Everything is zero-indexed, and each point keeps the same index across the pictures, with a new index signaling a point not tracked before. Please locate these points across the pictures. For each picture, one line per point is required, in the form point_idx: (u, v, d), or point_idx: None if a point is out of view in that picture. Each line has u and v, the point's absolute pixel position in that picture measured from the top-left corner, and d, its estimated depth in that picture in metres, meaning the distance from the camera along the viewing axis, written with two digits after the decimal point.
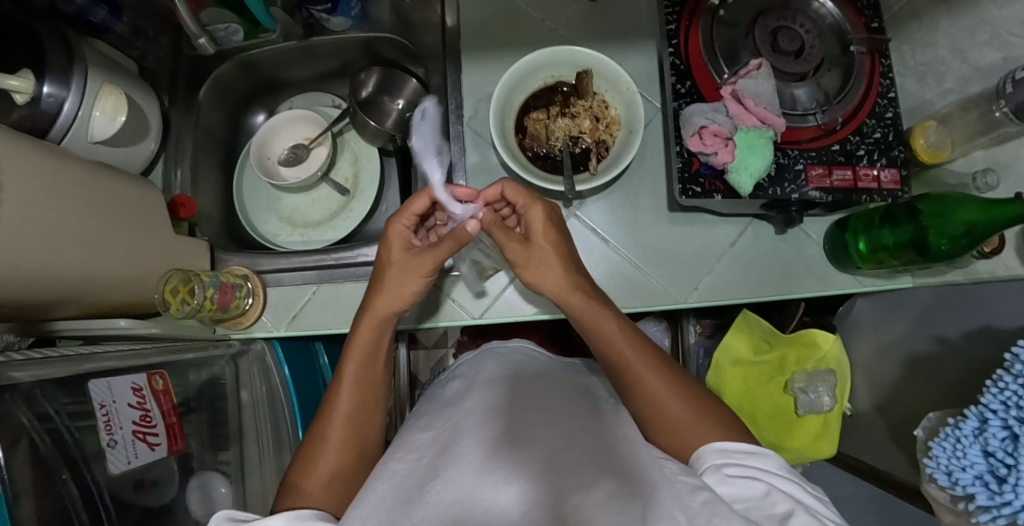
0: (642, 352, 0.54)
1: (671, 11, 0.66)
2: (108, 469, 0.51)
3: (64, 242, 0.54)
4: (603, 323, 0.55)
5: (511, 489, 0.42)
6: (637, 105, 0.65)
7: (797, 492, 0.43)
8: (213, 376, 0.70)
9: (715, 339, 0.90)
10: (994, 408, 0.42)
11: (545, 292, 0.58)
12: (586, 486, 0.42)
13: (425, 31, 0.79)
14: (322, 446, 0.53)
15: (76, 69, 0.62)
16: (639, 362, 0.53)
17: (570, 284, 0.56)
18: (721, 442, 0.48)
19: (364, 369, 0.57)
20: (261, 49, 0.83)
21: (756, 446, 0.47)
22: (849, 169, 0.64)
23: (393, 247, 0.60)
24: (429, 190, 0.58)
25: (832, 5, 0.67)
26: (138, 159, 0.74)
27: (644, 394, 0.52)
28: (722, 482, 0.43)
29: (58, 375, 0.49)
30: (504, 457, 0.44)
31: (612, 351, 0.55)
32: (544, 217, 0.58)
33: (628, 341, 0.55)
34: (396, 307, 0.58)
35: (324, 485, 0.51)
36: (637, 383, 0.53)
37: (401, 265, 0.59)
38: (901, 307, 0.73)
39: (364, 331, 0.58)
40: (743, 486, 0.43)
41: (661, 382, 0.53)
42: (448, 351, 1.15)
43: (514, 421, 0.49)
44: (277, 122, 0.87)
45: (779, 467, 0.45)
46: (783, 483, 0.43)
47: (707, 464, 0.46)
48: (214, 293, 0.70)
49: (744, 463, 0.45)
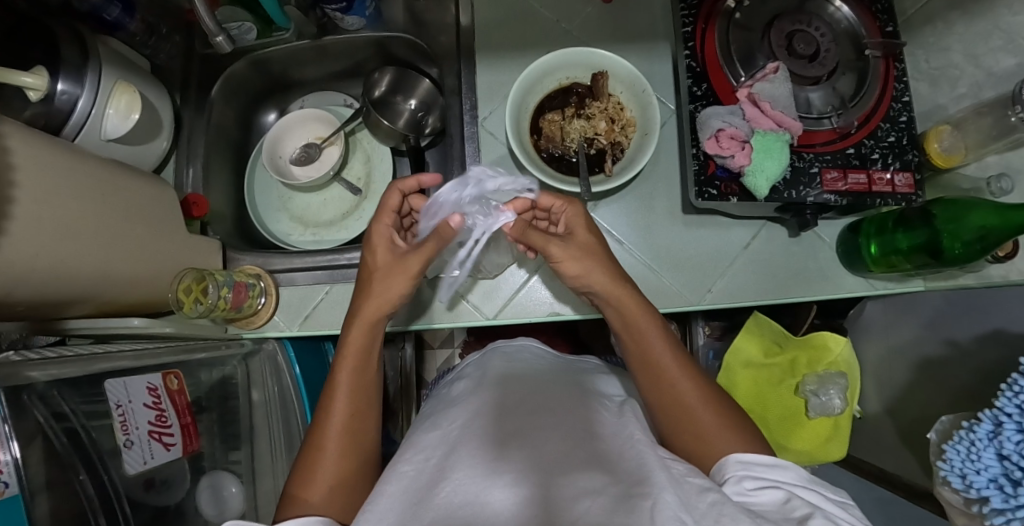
0: (678, 361, 0.54)
1: (688, 14, 0.66)
2: (123, 469, 0.51)
3: (81, 240, 0.54)
4: (642, 322, 0.55)
5: (511, 495, 0.41)
6: (653, 107, 0.65)
7: (818, 502, 0.42)
8: (224, 376, 0.69)
9: (724, 342, 0.91)
10: (1010, 411, 0.42)
11: (587, 285, 0.57)
12: (591, 489, 0.41)
13: (438, 31, 0.78)
14: (322, 449, 0.52)
15: (90, 67, 0.62)
16: (672, 363, 0.53)
17: (609, 282, 0.56)
18: (742, 454, 0.47)
19: (359, 373, 0.55)
20: (274, 48, 0.82)
21: (775, 459, 0.46)
22: (863, 173, 0.64)
23: (374, 251, 0.58)
24: (400, 183, 0.59)
25: (847, 9, 0.68)
26: (150, 157, 0.74)
27: (672, 398, 0.52)
28: (740, 494, 0.43)
29: (73, 374, 0.48)
30: (506, 464, 0.44)
31: (653, 359, 0.54)
32: (582, 216, 0.59)
33: (670, 354, 0.54)
34: (381, 313, 0.56)
35: (325, 492, 0.50)
36: (666, 383, 0.52)
37: (386, 269, 0.57)
38: (913, 310, 0.74)
39: (354, 336, 0.56)
40: (762, 496, 0.42)
41: (691, 386, 0.52)
42: (455, 351, 1.14)
43: (516, 433, 0.48)
44: (289, 121, 0.87)
45: (801, 477, 0.44)
46: (803, 494, 0.42)
47: (729, 475, 0.45)
48: (228, 292, 0.70)
49: (764, 476, 0.44)
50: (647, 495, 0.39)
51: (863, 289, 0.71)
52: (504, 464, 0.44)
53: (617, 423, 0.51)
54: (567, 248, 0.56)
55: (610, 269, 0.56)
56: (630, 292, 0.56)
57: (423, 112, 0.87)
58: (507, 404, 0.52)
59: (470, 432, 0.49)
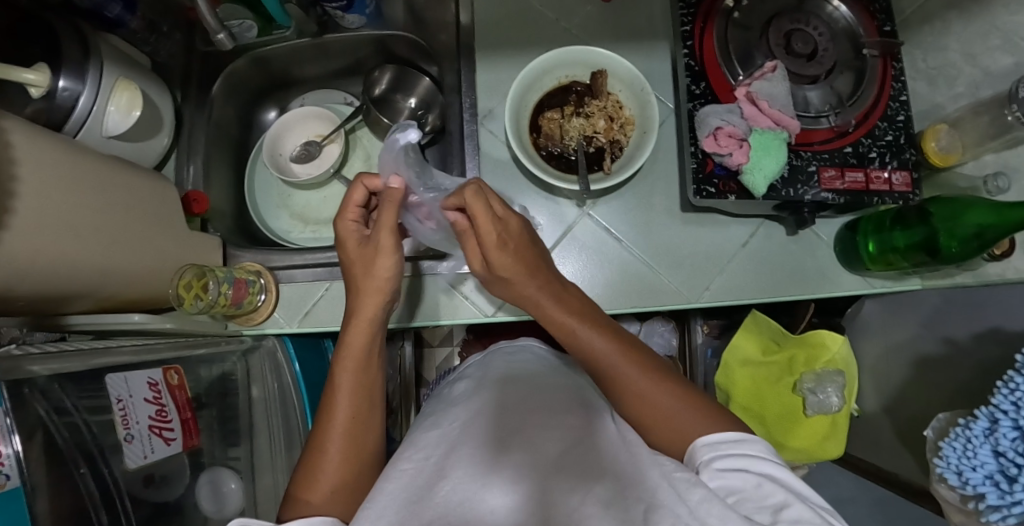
0: (643, 368, 0.50)
1: (687, 13, 0.66)
2: (124, 464, 0.51)
3: (80, 236, 0.54)
4: (581, 336, 0.52)
5: (506, 503, 0.41)
6: (652, 105, 0.65)
7: (785, 476, 0.41)
8: (223, 373, 0.70)
9: (722, 340, 0.91)
10: (1005, 408, 0.43)
11: (530, 310, 0.56)
12: (584, 493, 0.41)
13: (439, 29, 0.79)
14: (323, 452, 0.51)
15: (92, 64, 0.62)
16: (635, 371, 0.50)
17: (545, 300, 0.54)
18: (708, 436, 0.45)
19: (361, 373, 0.54)
20: (275, 46, 0.83)
21: (742, 434, 0.45)
22: (860, 172, 0.64)
23: (347, 247, 0.58)
24: (363, 178, 0.58)
25: (846, 9, 0.68)
26: (151, 154, 0.74)
27: (637, 400, 0.49)
28: (714, 478, 0.41)
29: (75, 368, 0.49)
30: (505, 469, 0.44)
31: (610, 369, 0.50)
32: (511, 233, 0.53)
33: (630, 360, 0.50)
34: (371, 300, 0.55)
35: (328, 493, 0.49)
36: (627, 397, 0.50)
37: (363, 259, 0.57)
38: (910, 309, 0.74)
39: (351, 338, 0.55)
40: (734, 478, 0.40)
41: (667, 395, 0.49)
42: (454, 349, 1.15)
43: (517, 438, 0.47)
44: (290, 118, 0.87)
45: (767, 451, 0.43)
46: (775, 469, 0.41)
47: (700, 461, 0.44)
48: (228, 289, 0.70)
49: (732, 453, 0.43)
50: (642, 495, 0.39)
51: (862, 288, 0.71)
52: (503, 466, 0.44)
53: (617, 423, 0.51)
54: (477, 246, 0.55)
55: (534, 285, 0.54)
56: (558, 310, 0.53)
57: (423, 110, 0.87)
58: (505, 406, 0.52)
59: (471, 434, 0.48)
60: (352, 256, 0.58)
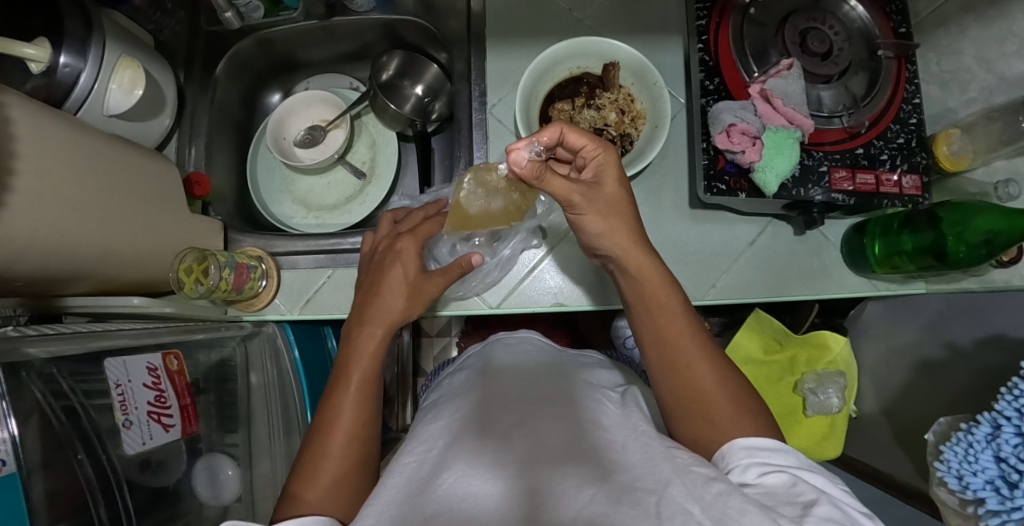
0: (695, 334, 0.51)
1: (702, 7, 0.66)
2: (122, 450, 0.50)
3: (81, 217, 0.53)
4: (656, 286, 0.51)
5: (505, 496, 0.39)
6: (664, 99, 0.65)
7: (822, 484, 0.40)
8: (223, 358, 0.69)
9: (722, 337, 0.93)
10: (1009, 414, 0.42)
11: (607, 247, 0.52)
12: (580, 485, 0.39)
13: (448, 15, 0.77)
14: (331, 428, 0.50)
15: (94, 40, 0.61)
16: (681, 320, 0.51)
17: (629, 245, 0.51)
18: (745, 440, 0.45)
19: (379, 344, 0.55)
20: (281, 27, 0.81)
21: (778, 443, 0.44)
22: (871, 173, 0.64)
23: (396, 273, 0.58)
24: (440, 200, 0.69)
25: (862, 8, 0.67)
26: (152, 134, 0.73)
27: (682, 373, 0.49)
28: (745, 483, 0.41)
29: (73, 351, 0.48)
30: (506, 464, 0.42)
31: (666, 336, 0.50)
32: (615, 165, 0.51)
33: (687, 328, 0.51)
34: (405, 317, 0.58)
35: (326, 490, 0.47)
36: (666, 349, 0.50)
37: (410, 292, 0.58)
38: (912, 313, 0.74)
39: (370, 336, 0.55)
40: (767, 481, 0.40)
41: (709, 370, 0.49)
42: (452, 340, 1.14)
43: (527, 432, 0.46)
44: (295, 102, 0.86)
45: (802, 462, 0.43)
46: (808, 476, 0.41)
47: (733, 465, 0.43)
48: (230, 273, 0.68)
49: (767, 462, 0.42)
50: (652, 488, 0.38)
51: (865, 289, 0.71)
52: (500, 458, 0.43)
53: (621, 415, 0.49)
54: (569, 187, 0.49)
55: (632, 231, 0.51)
56: (653, 262, 0.52)
57: (430, 97, 0.88)
58: (501, 397, 0.52)
59: (471, 424, 0.48)
60: (406, 281, 0.58)
